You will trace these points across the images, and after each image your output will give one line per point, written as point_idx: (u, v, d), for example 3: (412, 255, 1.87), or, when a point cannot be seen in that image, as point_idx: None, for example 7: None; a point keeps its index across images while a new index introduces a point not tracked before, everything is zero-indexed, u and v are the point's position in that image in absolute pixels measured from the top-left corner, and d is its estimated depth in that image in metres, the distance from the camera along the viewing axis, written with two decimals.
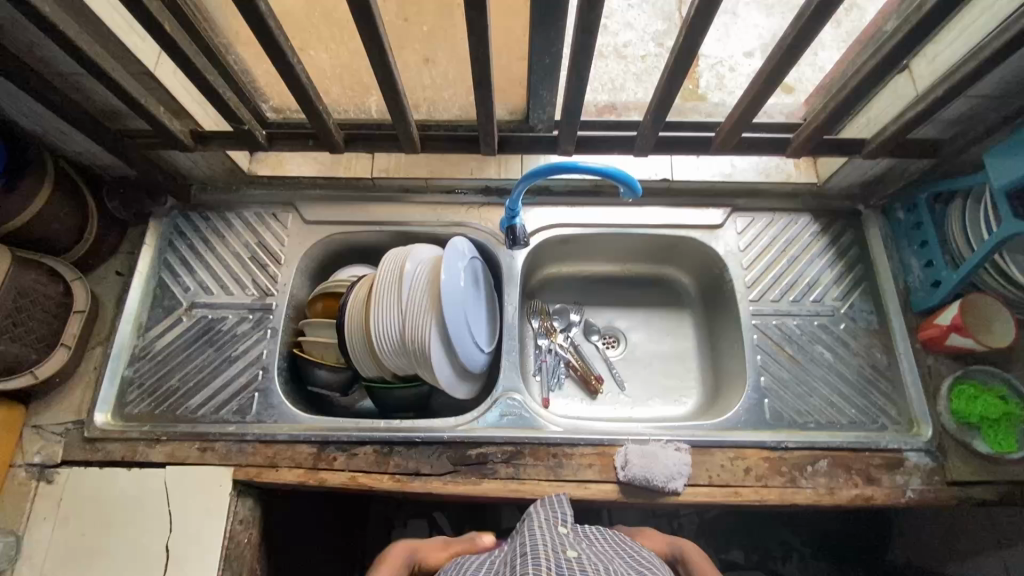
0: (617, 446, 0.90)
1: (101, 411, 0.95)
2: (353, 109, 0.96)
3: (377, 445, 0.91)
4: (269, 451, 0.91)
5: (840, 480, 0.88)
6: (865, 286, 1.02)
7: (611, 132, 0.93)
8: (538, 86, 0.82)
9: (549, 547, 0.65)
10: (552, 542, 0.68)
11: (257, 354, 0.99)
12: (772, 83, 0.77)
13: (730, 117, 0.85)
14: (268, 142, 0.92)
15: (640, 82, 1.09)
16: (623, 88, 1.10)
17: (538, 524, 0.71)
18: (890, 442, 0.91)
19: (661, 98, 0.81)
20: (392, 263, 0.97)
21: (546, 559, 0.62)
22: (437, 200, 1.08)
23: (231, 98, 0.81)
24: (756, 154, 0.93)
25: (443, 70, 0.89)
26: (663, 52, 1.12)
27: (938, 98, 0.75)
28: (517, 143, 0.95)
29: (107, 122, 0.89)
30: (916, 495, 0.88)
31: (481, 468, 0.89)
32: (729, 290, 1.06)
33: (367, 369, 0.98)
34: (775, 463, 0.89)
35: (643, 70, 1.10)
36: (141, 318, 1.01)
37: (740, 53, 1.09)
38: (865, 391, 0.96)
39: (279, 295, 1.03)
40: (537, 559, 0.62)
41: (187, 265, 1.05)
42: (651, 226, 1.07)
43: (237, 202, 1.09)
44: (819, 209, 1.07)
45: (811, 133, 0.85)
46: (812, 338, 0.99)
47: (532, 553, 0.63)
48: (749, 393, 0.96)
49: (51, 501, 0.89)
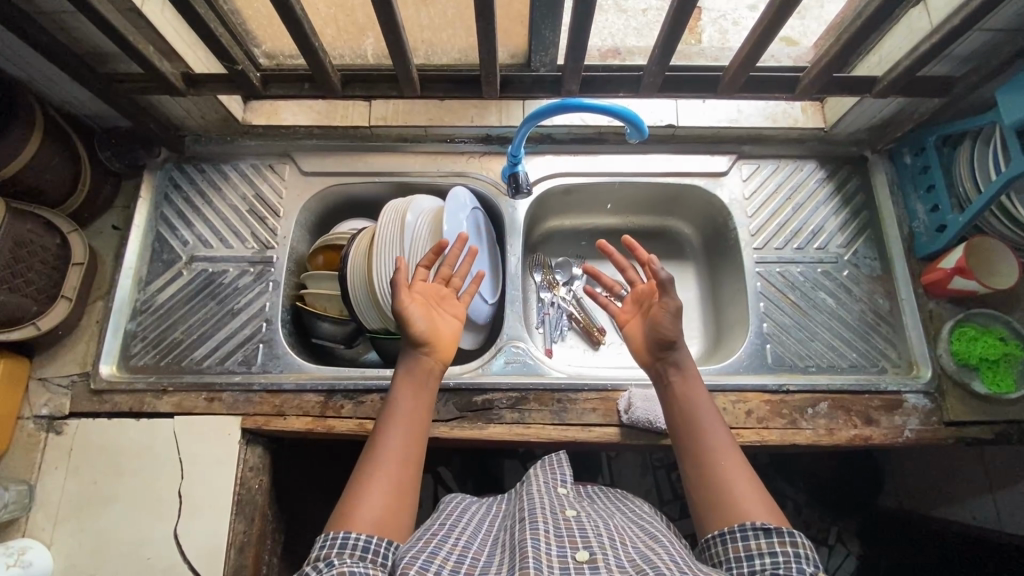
0: (620, 391, 0.92)
1: (106, 363, 0.95)
2: (348, 52, 0.92)
3: (384, 393, 0.91)
4: (276, 400, 0.92)
5: (840, 421, 0.90)
6: (869, 232, 1.02)
7: (615, 74, 0.91)
8: (541, 24, 0.79)
9: (547, 509, 0.66)
10: (551, 502, 0.69)
11: (260, 307, 0.99)
12: (781, 19, 0.74)
13: (738, 55, 0.82)
14: (262, 87, 0.89)
15: (642, 38, 1.02)
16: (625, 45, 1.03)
17: (537, 488, 0.72)
18: (889, 384, 0.92)
19: (669, 34, 0.78)
20: (393, 213, 0.95)
21: (543, 522, 0.63)
22: (437, 149, 1.06)
23: (223, 36, 0.78)
24: (764, 95, 0.91)
25: (442, 8, 0.85)
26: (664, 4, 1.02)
27: (954, 29, 0.73)
28: (520, 85, 0.93)
29: (96, 66, 0.86)
30: (913, 434, 0.90)
31: (487, 414, 0.90)
32: (732, 239, 1.05)
33: (371, 320, 0.98)
34: (776, 406, 0.90)
35: (645, 24, 1.01)
36: (141, 272, 1.00)
37: (744, 5, 0.97)
38: (866, 337, 0.97)
39: (280, 247, 1.02)
40: (534, 521, 0.64)
41: (185, 218, 1.03)
42: (656, 174, 1.05)
43: (231, 154, 1.07)
44: (825, 156, 1.06)
45: (822, 72, 0.82)
46: (815, 285, 0.99)
47: (530, 516, 0.65)
48: (751, 339, 0.97)
49: (62, 451, 0.90)
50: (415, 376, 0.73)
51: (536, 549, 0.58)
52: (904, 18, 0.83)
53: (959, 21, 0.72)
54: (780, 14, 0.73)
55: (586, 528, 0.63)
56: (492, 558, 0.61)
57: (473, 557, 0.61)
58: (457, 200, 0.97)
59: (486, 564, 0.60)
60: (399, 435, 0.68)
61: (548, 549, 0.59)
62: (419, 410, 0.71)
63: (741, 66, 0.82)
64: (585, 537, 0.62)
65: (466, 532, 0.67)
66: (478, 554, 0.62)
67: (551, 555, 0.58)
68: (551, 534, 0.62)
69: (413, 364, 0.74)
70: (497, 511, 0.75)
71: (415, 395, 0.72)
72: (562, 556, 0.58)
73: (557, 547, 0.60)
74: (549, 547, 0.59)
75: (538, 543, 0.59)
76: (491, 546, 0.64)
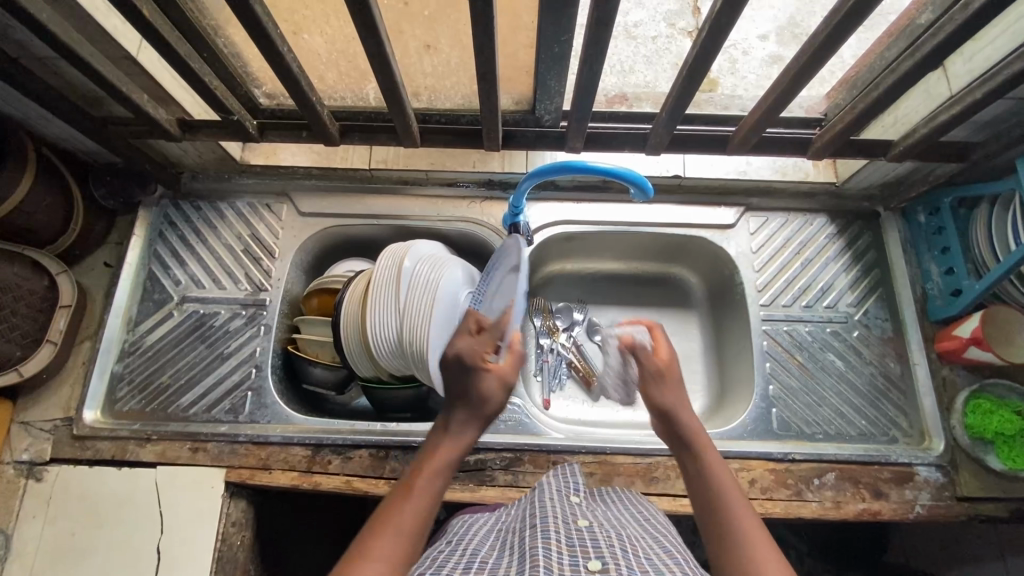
0: (618, 455, 0.89)
1: (90, 409, 0.92)
2: (350, 95, 0.90)
3: (372, 449, 0.89)
4: (262, 453, 0.89)
5: (848, 493, 0.86)
6: (881, 291, 0.99)
7: (622, 128, 0.89)
8: (546, 76, 0.76)
9: (559, 518, 0.61)
10: (563, 512, 0.64)
11: (250, 352, 0.96)
12: (798, 84, 0.71)
13: (749, 118, 0.80)
14: (259, 132, 0.88)
15: (650, 64, 1.08)
16: (634, 71, 1.07)
17: (549, 496, 0.67)
18: (900, 456, 0.89)
19: (678, 96, 0.76)
20: (390, 259, 0.91)
21: (554, 530, 0.58)
22: (438, 193, 1.04)
23: (218, 88, 0.78)
24: (775, 153, 0.88)
25: (446, 58, 0.83)
26: (674, 32, 1.11)
27: (974, 102, 0.70)
28: (523, 138, 0.91)
29: (91, 110, 0.84)
30: (924, 510, 0.86)
31: (479, 475, 0.87)
32: (739, 293, 1.02)
33: (364, 370, 0.94)
34: (780, 475, 0.87)
35: (654, 52, 1.09)
36: (130, 312, 0.98)
37: (755, 35, 1.04)
38: (876, 402, 0.93)
39: (273, 290, 1.00)
40: (545, 530, 0.59)
41: (178, 257, 1.01)
42: (661, 224, 1.02)
43: (229, 191, 1.04)
44: (836, 210, 1.03)
45: (836, 136, 0.80)
46: (823, 346, 0.96)
47: (540, 525, 0.60)
48: (756, 403, 0.93)
49: (41, 499, 0.87)
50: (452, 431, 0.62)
51: (547, 557, 0.53)
52: (924, 83, 0.80)
53: (977, 95, 0.69)
54: (793, 83, 0.71)
55: (598, 537, 0.58)
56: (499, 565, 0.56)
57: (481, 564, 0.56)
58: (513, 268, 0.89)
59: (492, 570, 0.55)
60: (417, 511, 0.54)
61: (559, 557, 0.53)
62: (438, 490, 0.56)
63: (753, 128, 0.80)
64: (597, 545, 0.56)
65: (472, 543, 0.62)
66: (486, 565, 0.56)
67: (563, 564, 0.53)
68: (563, 543, 0.57)
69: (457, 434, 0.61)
70: (503, 520, 0.71)
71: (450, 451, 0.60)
72: (574, 565, 0.53)
73: (568, 556, 0.54)
74: (560, 556, 0.54)
75: (549, 552, 0.54)
76: (499, 553, 0.59)
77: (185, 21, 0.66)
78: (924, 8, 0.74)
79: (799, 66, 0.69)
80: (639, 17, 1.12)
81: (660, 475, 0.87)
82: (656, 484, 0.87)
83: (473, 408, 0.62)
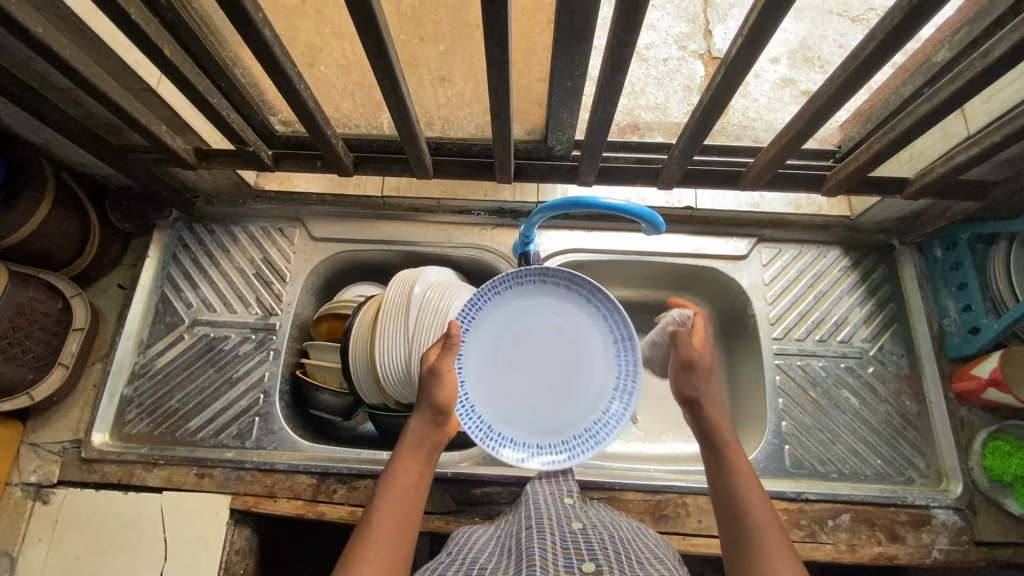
0: (627, 491, 0.87)
1: (99, 431, 0.92)
2: (365, 124, 0.90)
3: (378, 479, 0.88)
4: (268, 480, 0.89)
5: (863, 536, 0.84)
6: (896, 326, 0.97)
7: (634, 162, 0.89)
8: (559, 109, 0.75)
9: (554, 521, 0.62)
10: (558, 515, 0.65)
11: (258, 377, 0.96)
12: (814, 123, 0.71)
13: (765, 154, 0.80)
14: (274, 162, 0.89)
15: (661, 87, 1.09)
16: (645, 93, 1.09)
17: (542, 499, 0.70)
18: (917, 498, 0.86)
19: (693, 134, 0.76)
20: (400, 286, 0.90)
21: (550, 533, 0.59)
22: (449, 220, 1.04)
23: (235, 120, 0.79)
24: (788, 189, 0.88)
25: (459, 90, 0.83)
26: (686, 55, 1.12)
27: (993, 144, 0.69)
28: (535, 170, 0.91)
29: (110, 137, 0.86)
30: (941, 555, 0.84)
31: (485, 508, 0.87)
32: (751, 325, 1.01)
33: (370, 397, 0.93)
34: (793, 515, 0.85)
35: (665, 75, 1.10)
36: (142, 335, 0.99)
37: (766, 59, 1.07)
38: (892, 441, 0.91)
39: (283, 314, 1.00)
40: (542, 532, 0.59)
41: (191, 280, 1.02)
42: (673, 254, 1.01)
43: (243, 216, 1.05)
44: (850, 242, 1.01)
45: (850, 173, 0.80)
46: (837, 382, 0.95)
47: (536, 528, 0.61)
48: (768, 439, 0.92)
49: (47, 523, 0.88)
50: (417, 441, 0.69)
51: (543, 558, 0.54)
52: (941, 122, 0.80)
53: (996, 138, 0.68)
54: (808, 124, 0.71)
55: (591, 540, 0.58)
56: (497, 567, 0.56)
57: (479, 568, 0.56)
58: (536, 278, 0.78)
59: (491, 569, 0.56)
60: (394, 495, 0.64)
61: (555, 559, 0.54)
62: (411, 478, 0.66)
63: (769, 164, 0.79)
64: (591, 548, 0.57)
65: (471, 549, 0.62)
66: (484, 566, 0.57)
67: (558, 565, 0.53)
68: (558, 545, 0.57)
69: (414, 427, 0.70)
70: (498, 526, 0.71)
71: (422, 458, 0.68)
72: (568, 566, 0.53)
73: (563, 557, 0.55)
74: (556, 557, 0.54)
75: (545, 553, 0.55)
76: (495, 554, 0.60)
77: (206, 57, 0.67)
78: (941, 45, 0.74)
79: (819, 103, 0.68)
80: (651, 40, 1.13)
81: (670, 513, 0.86)
82: (665, 521, 0.86)
83: (423, 404, 0.71)
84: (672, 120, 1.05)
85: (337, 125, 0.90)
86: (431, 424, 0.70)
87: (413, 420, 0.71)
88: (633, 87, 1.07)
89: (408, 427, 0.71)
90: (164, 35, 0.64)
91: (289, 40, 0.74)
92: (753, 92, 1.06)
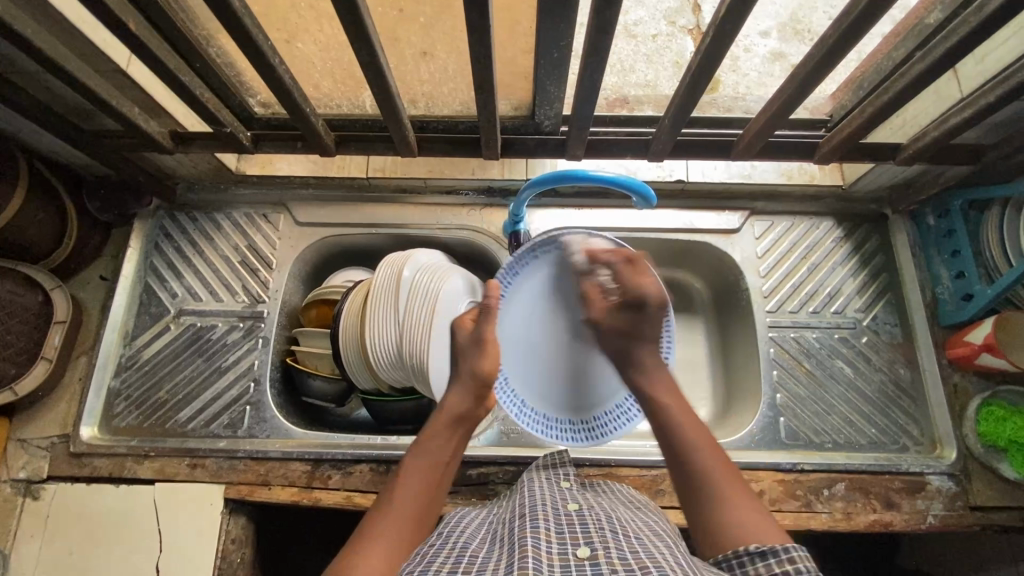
0: (624, 467, 0.87)
1: (87, 425, 0.91)
2: (346, 103, 0.87)
3: (373, 464, 0.88)
4: (262, 468, 0.88)
5: (858, 504, 0.85)
6: (889, 296, 0.97)
7: (625, 135, 0.87)
8: (545, 81, 0.73)
9: (548, 506, 0.62)
10: (553, 499, 0.64)
11: (248, 366, 0.95)
12: (806, 89, 0.69)
13: (755, 124, 0.78)
14: (254, 144, 0.87)
15: (650, 63, 1.07)
16: (633, 70, 1.06)
17: (539, 483, 0.70)
18: (911, 465, 0.87)
19: (682, 104, 0.74)
20: (389, 268, 0.88)
21: (543, 520, 0.58)
22: (438, 201, 1.02)
23: (210, 100, 0.76)
24: (781, 159, 0.86)
25: (442, 64, 0.81)
26: (674, 30, 1.10)
27: (987, 105, 0.68)
28: (523, 147, 0.89)
29: (81, 121, 0.83)
30: (936, 520, 0.84)
31: (481, 489, 0.87)
32: (744, 299, 1.00)
33: (363, 381, 0.92)
34: (790, 486, 0.86)
35: (653, 51, 1.07)
36: (127, 327, 0.97)
37: (756, 31, 1.05)
38: (886, 410, 0.92)
39: (271, 301, 0.98)
40: (535, 519, 0.59)
41: (175, 269, 1.00)
42: (665, 230, 1.00)
43: (225, 202, 1.03)
44: (843, 213, 1.00)
45: (843, 140, 0.78)
46: (831, 353, 0.94)
47: (530, 514, 0.60)
48: (763, 412, 0.91)
49: (38, 519, 0.86)
50: (453, 416, 0.69)
51: (536, 546, 0.53)
52: (934, 85, 0.78)
53: (991, 97, 0.67)
54: (799, 90, 0.69)
55: (587, 523, 0.58)
56: (490, 553, 0.56)
57: (471, 554, 0.55)
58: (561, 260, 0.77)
59: (483, 556, 0.55)
60: (425, 467, 0.66)
61: (548, 547, 0.53)
62: (443, 452, 0.67)
63: (758, 133, 0.78)
64: (586, 532, 0.56)
65: (464, 532, 0.61)
66: (476, 552, 0.56)
67: (551, 553, 0.53)
68: (552, 531, 0.56)
69: (449, 401, 0.70)
70: (492, 510, 0.71)
71: (456, 433, 0.69)
72: (563, 553, 0.53)
73: (557, 544, 0.54)
74: (550, 545, 0.54)
75: (538, 541, 0.54)
76: (487, 541, 0.59)
77: (175, 33, 0.64)
78: (933, 6, 0.72)
79: (813, 67, 0.65)
80: (639, 16, 1.11)
81: (667, 487, 0.86)
82: (661, 495, 0.86)
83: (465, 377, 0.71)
84: (661, 94, 1.03)
85: (318, 105, 0.88)
86: (471, 398, 0.71)
87: (451, 392, 0.71)
88: (621, 64, 1.05)
89: (448, 398, 0.71)
90: (129, 10, 0.62)
91: (262, 16, 0.72)
92: (742, 66, 1.04)
